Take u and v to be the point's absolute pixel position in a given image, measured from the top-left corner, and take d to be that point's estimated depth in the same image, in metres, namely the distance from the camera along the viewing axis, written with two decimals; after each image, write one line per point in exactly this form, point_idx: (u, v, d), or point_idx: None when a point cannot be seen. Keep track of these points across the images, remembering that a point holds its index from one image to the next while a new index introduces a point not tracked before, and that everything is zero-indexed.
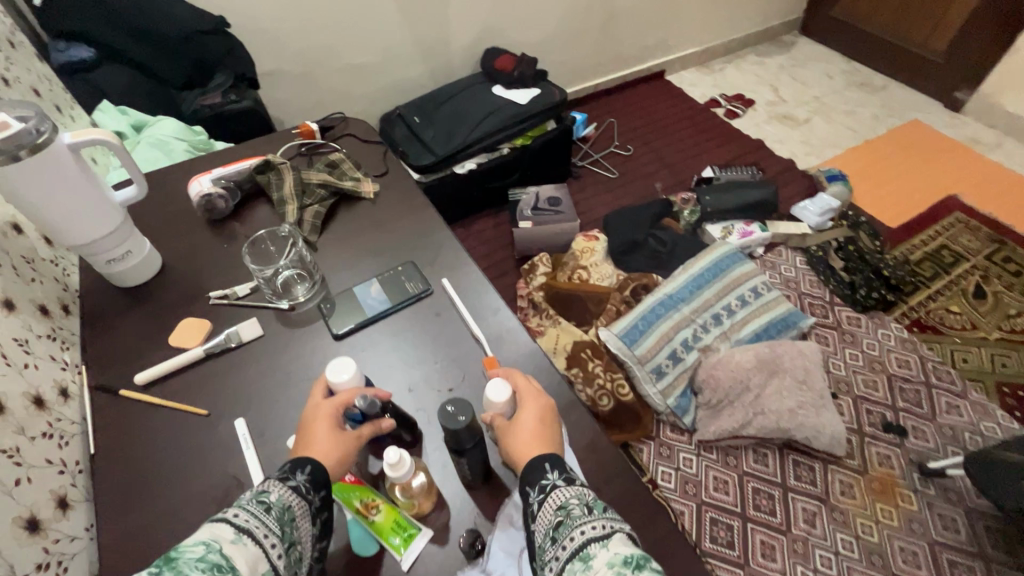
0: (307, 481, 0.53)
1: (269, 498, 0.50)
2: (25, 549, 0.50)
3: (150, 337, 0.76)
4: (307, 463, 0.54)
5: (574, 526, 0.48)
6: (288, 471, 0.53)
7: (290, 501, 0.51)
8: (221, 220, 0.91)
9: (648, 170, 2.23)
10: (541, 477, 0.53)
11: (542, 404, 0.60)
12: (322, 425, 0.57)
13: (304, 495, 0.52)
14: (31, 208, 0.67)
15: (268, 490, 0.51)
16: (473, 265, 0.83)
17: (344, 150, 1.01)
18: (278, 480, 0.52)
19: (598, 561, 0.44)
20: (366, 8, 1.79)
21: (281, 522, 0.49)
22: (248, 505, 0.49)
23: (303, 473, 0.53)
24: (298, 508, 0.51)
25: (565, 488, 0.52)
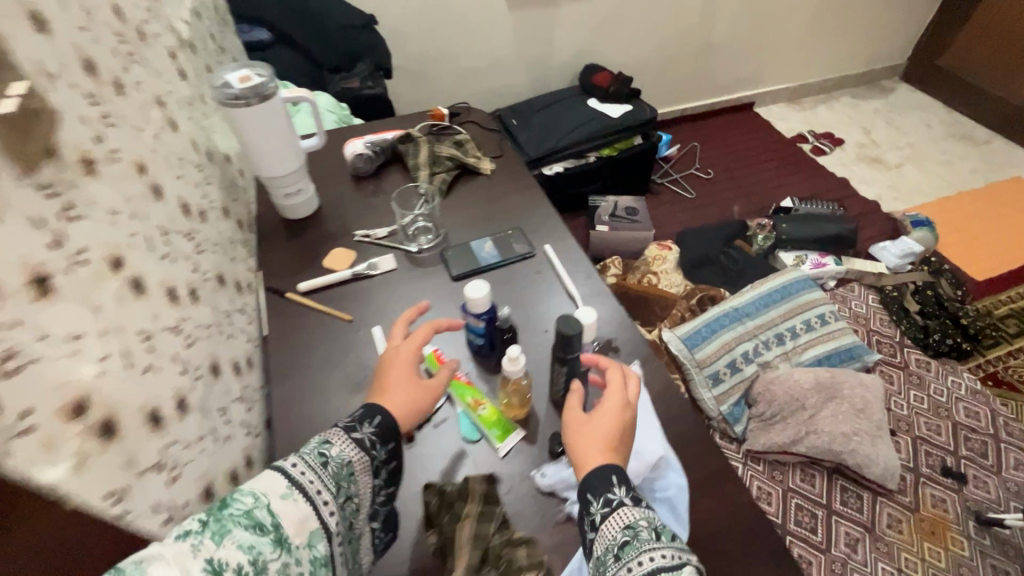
0: (371, 434, 0.57)
1: (330, 450, 0.54)
2: (236, 382, 0.68)
3: (310, 258, 0.94)
4: (378, 413, 0.59)
5: (641, 550, 0.48)
6: (354, 423, 0.57)
7: (348, 456, 0.55)
8: (363, 176, 1.10)
9: (726, 194, 2.30)
10: (608, 490, 0.53)
11: (624, 418, 0.58)
12: (404, 371, 0.63)
13: (366, 449, 0.56)
14: (250, 144, 0.88)
15: (331, 442, 0.55)
16: (574, 239, 0.96)
17: (468, 133, 1.18)
18: (341, 433, 0.56)
19: None
20: (486, 19, 2.00)
21: (339, 475, 0.53)
22: (307, 456, 0.52)
23: (369, 426, 0.58)
24: (357, 464, 0.55)
25: (631, 506, 0.52)
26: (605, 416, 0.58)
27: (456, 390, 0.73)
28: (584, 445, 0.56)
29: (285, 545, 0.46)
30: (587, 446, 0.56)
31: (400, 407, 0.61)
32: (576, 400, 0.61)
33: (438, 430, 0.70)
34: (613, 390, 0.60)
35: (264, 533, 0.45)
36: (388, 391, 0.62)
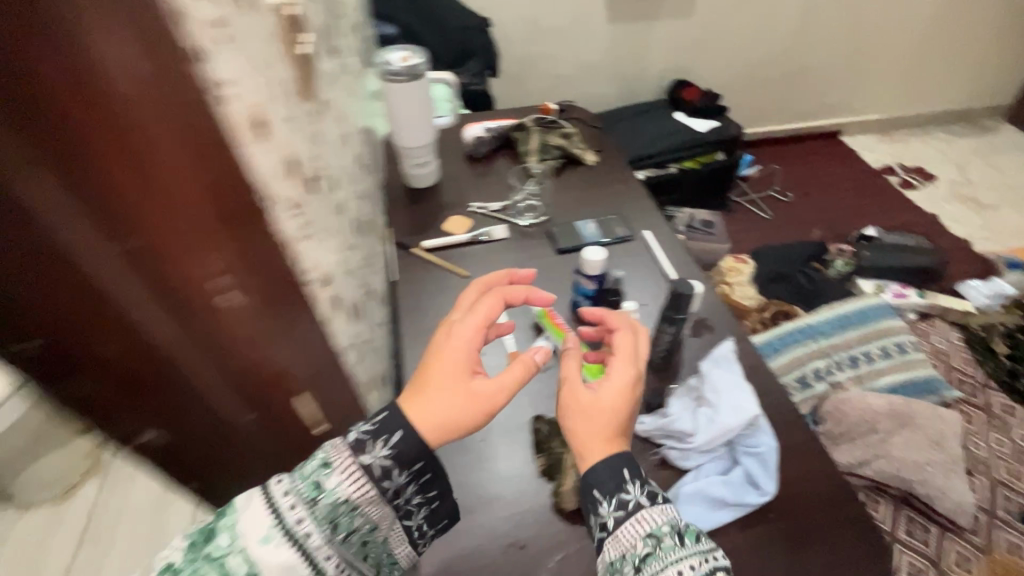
0: (383, 460, 0.47)
1: (325, 480, 0.46)
2: (378, 309, 0.79)
3: (429, 221, 1.06)
4: (398, 429, 0.48)
5: (667, 562, 0.47)
6: (365, 438, 0.47)
7: (347, 492, 0.46)
8: (476, 157, 1.20)
9: (805, 218, 2.28)
10: (622, 491, 0.51)
11: (633, 394, 0.57)
12: (450, 373, 0.53)
13: (377, 478, 0.46)
14: (396, 115, 1.01)
15: (331, 468, 0.46)
16: (669, 227, 1.03)
17: (574, 127, 1.27)
18: (346, 457, 0.46)
19: None
20: (585, 30, 2.11)
21: (336, 513, 0.45)
22: (298, 485, 0.45)
23: (383, 448, 0.47)
24: (362, 497, 0.46)
25: (649, 508, 0.50)
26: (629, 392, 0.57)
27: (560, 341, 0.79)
28: (585, 429, 0.55)
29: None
30: (595, 432, 0.54)
31: (427, 421, 0.50)
32: (575, 381, 0.58)
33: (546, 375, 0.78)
34: (620, 361, 0.59)
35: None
36: (419, 398, 0.50)
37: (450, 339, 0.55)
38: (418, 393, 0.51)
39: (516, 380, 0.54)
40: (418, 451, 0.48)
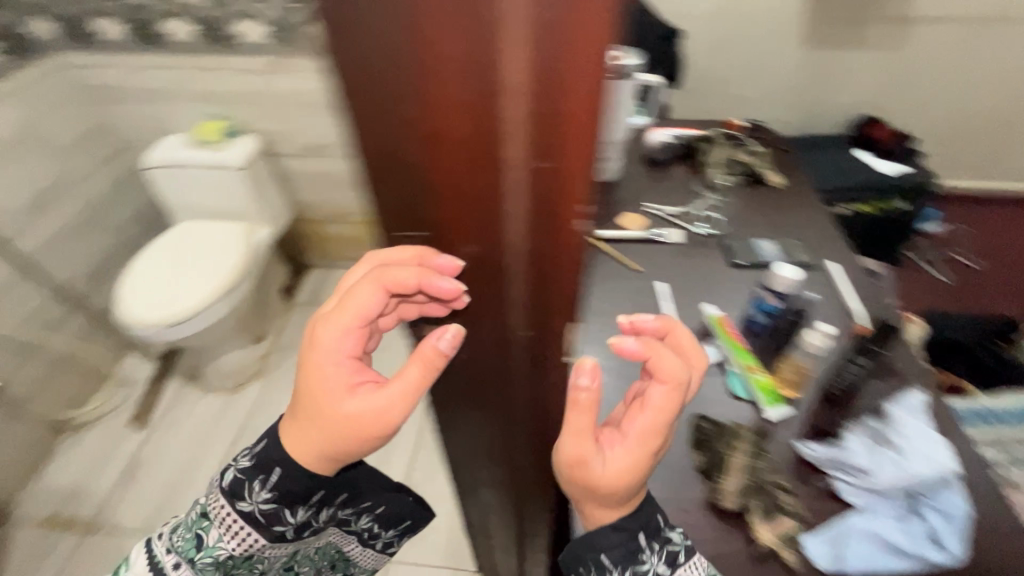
0: (268, 501, 0.57)
1: (207, 533, 0.59)
2: None
3: (604, 214, 1.11)
4: (274, 468, 0.57)
5: None
6: (243, 490, 0.57)
7: (228, 549, 0.58)
8: (655, 162, 1.23)
9: (997, 290, 1.99)
10: (639, 564, 0.53)
11: (643, 460, 0.52)
12: (326, 405, 0.55)
13: (262, 522, 0.57)
14: None
15: (225, 508, 0.58)
16: (858, 264, 0.98)
17: (761, 147, 1.24)
18: (228, 511, 0.58)
19: None
20: (774, 53, 2.04)
21: (225, 560, 0.59)
22: (183, 545, 0.59)
23: (264, 489, 0.57)
24: (254, 531, 0.58)
25: (671, 569, 0.54)
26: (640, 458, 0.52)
27: (733, 351, 0.80)
28: (577, 490, 0.54)
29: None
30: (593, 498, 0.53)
31: (311, 451, 0.57)
32: (581, 440, 0.51)
33: (712, 379, 0.80)
34: (651, 414, 0.52)
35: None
36: (297, 425, 0.57)
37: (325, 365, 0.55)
38: (303, 428, 0.57)
39: (413, 392, 0.52)
40: (302, 494, 0.58)
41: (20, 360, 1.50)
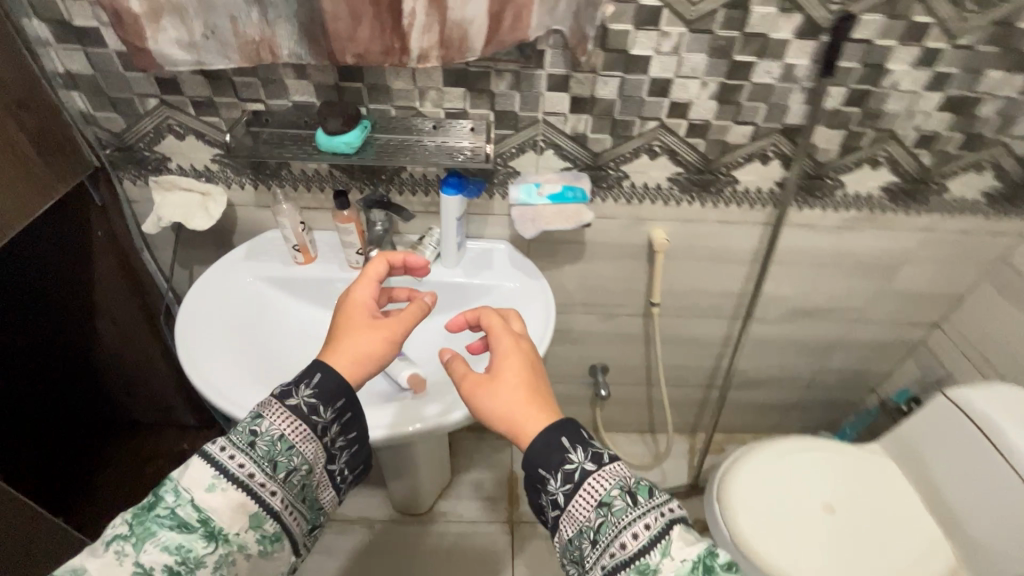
0: (309, 396, 0.75)
1: (261, 426, 0.74)
2: None
3: None
4: (319, 373, 0.76)
5: (621, 525, 0.60)
6: (291, 389, 0.75)
7: (281, 431, 0.74)
8: None
9: None
10: (565, 466, 0.63)
11: (522, 350, 0.71)
12: (355, 319, 0.83)
13: (304, 412, 0.75)
14: None
15: (262, 418, 0.74)
16: None
17: None
18: (278, 407, 0.74)
19: (662, 563, 0.58)
20: None
21: (273, 446, 0.73)
22: (236, 442, 0.73)
23: (304, 391, 0.75)
24: (289, 423, 0.74)
25: (595, 473, 0.63)
26: (512, 387, 0.68)
27: None
28: (498, 404, 0.68)
29: (217, 530, 0.69)
30: (512, 419, 0.66)
31: (348, 354, 0.80)
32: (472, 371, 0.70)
33: None
34: (498, 329, 0.73)
35: (192, 526, 0.69)
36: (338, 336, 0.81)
37: (352, 298, 0.84)
38: (340, 344, 0.81)
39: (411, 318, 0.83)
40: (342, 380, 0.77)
41: (638, 381, 1.48)
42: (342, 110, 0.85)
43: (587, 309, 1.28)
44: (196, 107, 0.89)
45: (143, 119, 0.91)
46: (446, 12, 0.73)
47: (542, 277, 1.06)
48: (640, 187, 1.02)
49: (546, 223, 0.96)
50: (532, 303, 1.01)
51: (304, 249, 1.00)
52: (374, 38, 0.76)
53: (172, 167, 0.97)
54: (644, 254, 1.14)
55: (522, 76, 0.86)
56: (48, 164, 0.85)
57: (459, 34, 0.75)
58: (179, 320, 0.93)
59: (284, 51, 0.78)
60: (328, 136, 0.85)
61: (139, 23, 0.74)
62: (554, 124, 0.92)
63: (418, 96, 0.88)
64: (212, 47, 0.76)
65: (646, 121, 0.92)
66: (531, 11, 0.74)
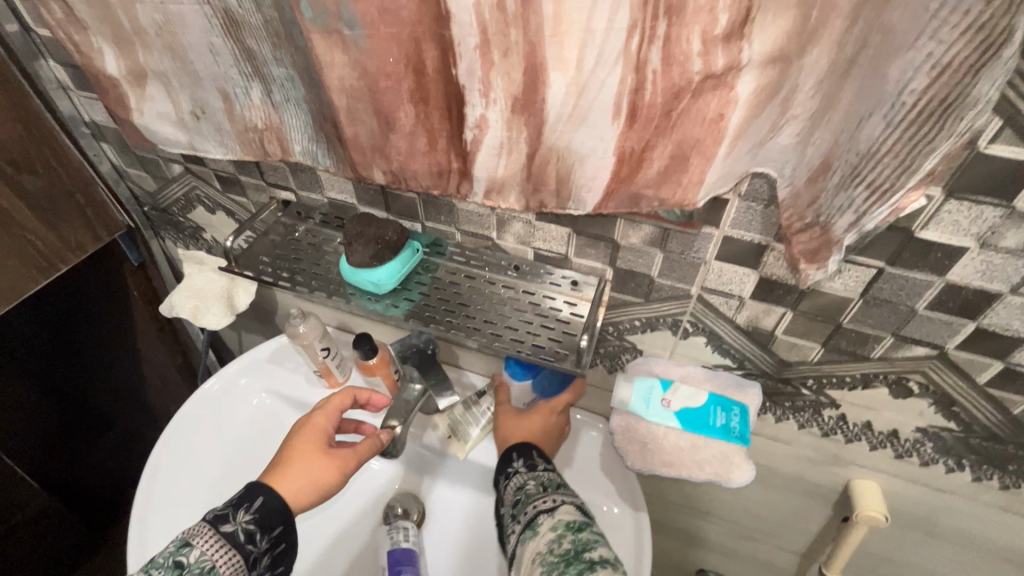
0: (249, 521, 0.48)
1: (186, 556, 0.45)
2: None
3: None
4: (259, 498, 0.49)
5: (530, 501, 0.51)
6: (227, 510, 0.48)
7: (213, 562, 0.46)
8: None
9: None
10: (509, 462, 0.57)
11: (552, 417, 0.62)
12: (308, 442, 0.54)
13: (244, 540, 0.47)
14: None
15: (188, 545, 0.46)
16: None
17: None
18: (212, 531, 0.47)
19: (546, 528, 0.48)
20: None
21: None
22: (157, 569, 0.45)
23: (243, 514, 0.48)
24: (225, 553, 0.46)
25: (524, 472, 0.55)
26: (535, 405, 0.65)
27: None
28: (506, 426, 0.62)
29: None
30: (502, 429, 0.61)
31: (302, 481, 0.51)
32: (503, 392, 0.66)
33: None
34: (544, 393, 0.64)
35: None
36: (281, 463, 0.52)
37: (312, 414, 0.56)
38: (287, 465, 0.52)
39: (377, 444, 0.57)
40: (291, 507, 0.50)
41: None
42: (377, 234, 0.55)
43: (711, 520, 0.85)
44: (221, 181, 0.67)
45: (172, 184, 0.72)
46: (542, 132, 0.39)
47: (645, 508, 0.65)
48: (857, 424, 0.57)
49: (660, 466, 0.57)
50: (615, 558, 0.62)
51: (327, 374, 0.73)
52: (417, 153, 0.44)
53: (206, 239, 0.78)
54: (829, 499, 0.68)
55: (674, 232, 0.47)
56: (56, 230, 0.69)
57: (559, 170, 0.40)
58: (155, 450, 0.70)
59: (298, 147, 0.50)
60: (351, 268, 0.57)
61: (121, 88, 0.52)
62: (717, 307, 0.52)
63: (496, 224, 0.55)
64: (205, 131, 0.52)
65: (908, 344, 0.47)
66: (713, 157, 0.35)
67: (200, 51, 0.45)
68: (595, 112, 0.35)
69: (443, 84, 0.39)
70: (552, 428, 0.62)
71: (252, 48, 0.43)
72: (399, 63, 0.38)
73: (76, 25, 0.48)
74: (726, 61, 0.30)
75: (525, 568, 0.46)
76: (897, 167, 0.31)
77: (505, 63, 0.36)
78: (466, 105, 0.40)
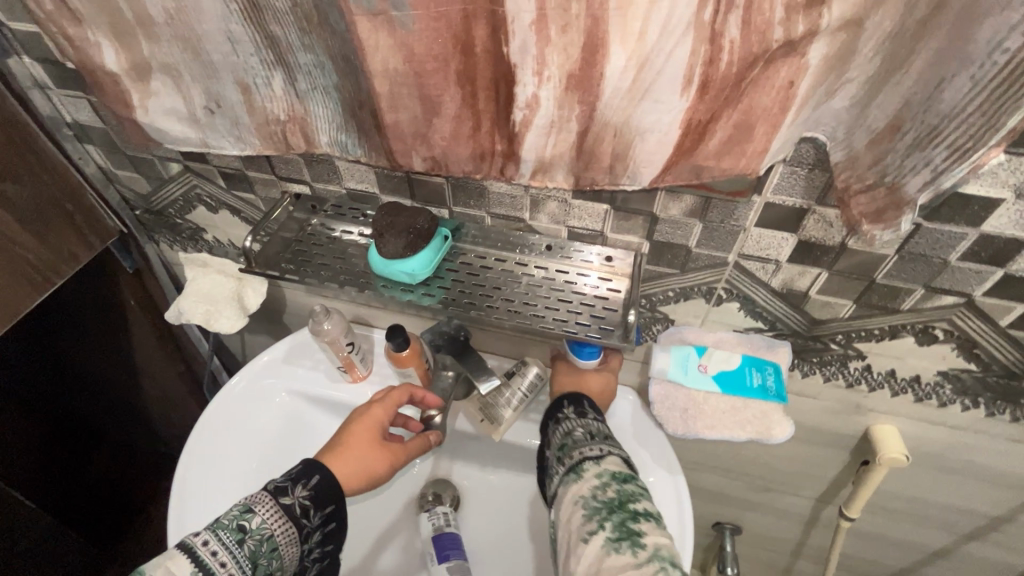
0: (305, 495, 0.50)
1: (249, 521, 0.47)
2: None
3: None
4: (316, 474, 0.52)
5: (577, 445, 0.52)
6: (286, 483, 0.50)
7: (273, 530, 0.48)
8: None
9: None
10: (559, 407, 0.58)
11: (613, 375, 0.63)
12: (363, 432, 0.58)
13: (298, 513, 0.50)
14: None
15: (251, 512, 0.48)
16: None
17: None
18: (273, 503, 0.49)
19: (591, 472, 0.49)
20: None
21: (258, 552, 0.47)
22: (221, 532, 0.47)
23: (301, 488, 0.50)
24: (282, 526, 0.48)
25: (575, 417, 0.56)
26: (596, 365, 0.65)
27: None
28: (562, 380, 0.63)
29: None
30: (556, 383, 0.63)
31: (356, 469, 0.55)
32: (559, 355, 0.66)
33: None
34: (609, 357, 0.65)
35: None
36: (341, 449, 0.56)
37: (371, 405, 0.60)
38: (344, 452, 0.56)
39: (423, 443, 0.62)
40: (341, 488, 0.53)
41: (778, 556, 1.06)
42: (408, 222, 0.54)
43: (730, 475, 0.88)
44: (227, 179, 0.64)
45: (168, 184, 0.68)
46: (598, 108, 0.38)
47: (680, 469, 0.65)
48: (882, 372, 0.60)
49: (716, 428, 0.60)
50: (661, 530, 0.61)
51: (351, 368, 0.72)
52: (460, 137, 0.43)
53: (206, 240, 0.75)
54: (848, 444, 0.72)
55: (717, 201, 0.47)
56: (47, 242, 0.64)
57: (615, 146, 0.40)
58: (182, 458, 0.68)
59: (324, 137, 0.48)
60: (383, 260, 0.55)
61: (122, 84, 0.48)
62: (753, 273, 0.53)
63: (529, 205, 0.54)
64: (220, 125, 0.49)
65: (939, 295, 0.50)
66: (780, 123, 0.35)
67: (217, 40, 0.42)
68: (659, 86, 0.35)
69: (493, 65, 0.38)
70: (606, 393, 0.63)
71: (276, 34, 0.41)
72: (447, 44, 0.37)
73: (70, 18, 0.44)
74: (806, 27, 0.31)
75: (566, 509, 0.48)
76: (982, 119, 0.32)
77: (563, 40, 0.35)
78: (516, 85, 0.38)
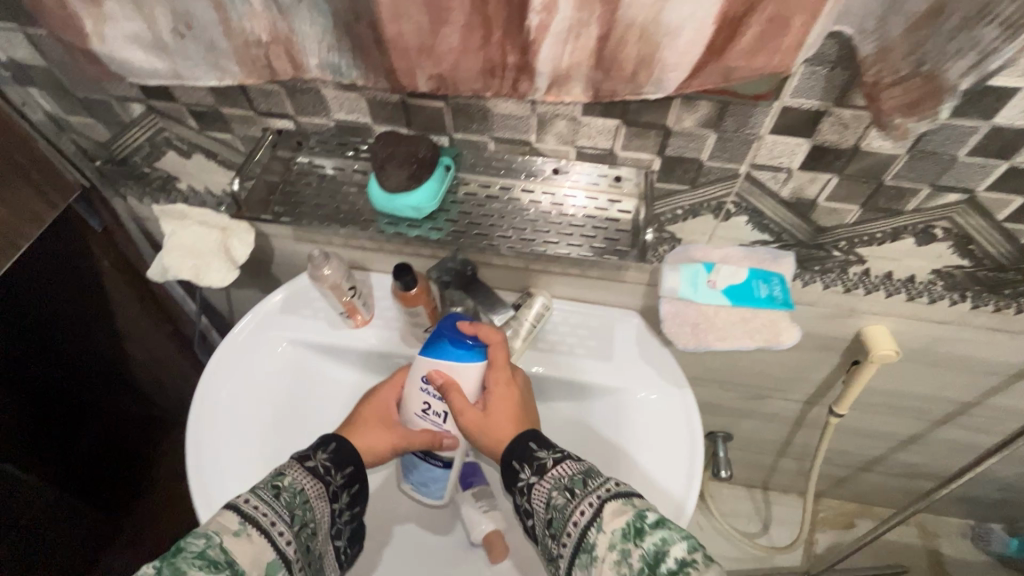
0: (327, 457, 0.52)
1: (282, 479, 0.48)
2: None
3: None
4: (333, 441, 0.54)
5: (567, 516, 0.45)
6: (306, 450, 0.52)
7: (306, 485, 0.49)
8: None
9: None
10: (516, 474, 0.51)
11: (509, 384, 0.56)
12: (371, 412, 0.60)
13: (325, 473, 0.51)
14: None
15: (282, 473, 0.49)
16: None
17: None
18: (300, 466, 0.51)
19: (601, 546, 0.42)
20: None
21: (296, 502, 0.47)
22: (259, 490, 0.47)
23: (323, 451, 0.52)
24: (312, 484, 0.50)
25: (539, 478, 0.49)
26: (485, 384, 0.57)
27: None
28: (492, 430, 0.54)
29: None
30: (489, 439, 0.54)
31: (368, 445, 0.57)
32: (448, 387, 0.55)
33: None
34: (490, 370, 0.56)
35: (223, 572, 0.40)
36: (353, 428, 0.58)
37: (378, 389, 0.62)
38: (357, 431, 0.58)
39: None
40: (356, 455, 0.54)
41: (765, 456, 1.14)
42: (409, 152, 0.51)
43: (726, 386, 0.93)
44: (198, 118, 0.58)
45: (130, 129, 0.62)
46: (623, 7, 0.35)
47: (687, 386, 0.67)
48: (879, 276, 0.62)
49: (715, 341, 0.62)
50: (651, 488, 0.60)
51: (353, 313, 0.70)
52: (469, 49, 0.40)
53: (180, 191, 0.69)
54: (839, 346, 0.76)
55: (734, 108, 0.46)
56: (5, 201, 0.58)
57: (639, 51, 0.38)
58: (190, 430, 0.66)
59: (314, 60, 0.44)
60: (385, 195, 0.53)
61: (70, 8, 0.42)
62: (764, 183, 0.53)
63: (535, 127, 0.52)
64: (193, 52, 0.44)
65: (943, 193, 0.51)
66: (818, 13, 0.34)
67: None
68: None
69: None
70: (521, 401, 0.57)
71: None
72: None
73: None
74: None
75: None
76: None
77: None
78: None
